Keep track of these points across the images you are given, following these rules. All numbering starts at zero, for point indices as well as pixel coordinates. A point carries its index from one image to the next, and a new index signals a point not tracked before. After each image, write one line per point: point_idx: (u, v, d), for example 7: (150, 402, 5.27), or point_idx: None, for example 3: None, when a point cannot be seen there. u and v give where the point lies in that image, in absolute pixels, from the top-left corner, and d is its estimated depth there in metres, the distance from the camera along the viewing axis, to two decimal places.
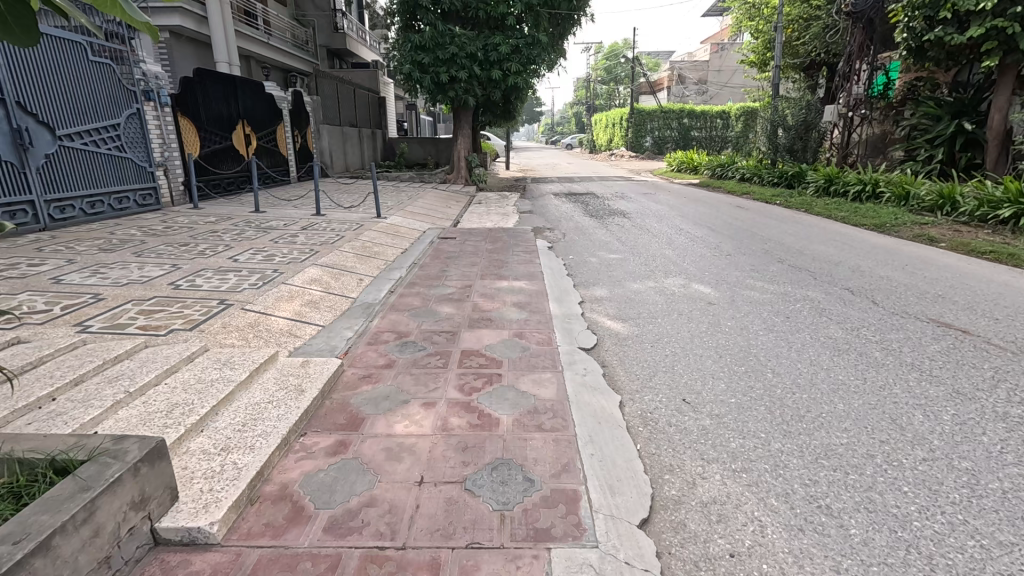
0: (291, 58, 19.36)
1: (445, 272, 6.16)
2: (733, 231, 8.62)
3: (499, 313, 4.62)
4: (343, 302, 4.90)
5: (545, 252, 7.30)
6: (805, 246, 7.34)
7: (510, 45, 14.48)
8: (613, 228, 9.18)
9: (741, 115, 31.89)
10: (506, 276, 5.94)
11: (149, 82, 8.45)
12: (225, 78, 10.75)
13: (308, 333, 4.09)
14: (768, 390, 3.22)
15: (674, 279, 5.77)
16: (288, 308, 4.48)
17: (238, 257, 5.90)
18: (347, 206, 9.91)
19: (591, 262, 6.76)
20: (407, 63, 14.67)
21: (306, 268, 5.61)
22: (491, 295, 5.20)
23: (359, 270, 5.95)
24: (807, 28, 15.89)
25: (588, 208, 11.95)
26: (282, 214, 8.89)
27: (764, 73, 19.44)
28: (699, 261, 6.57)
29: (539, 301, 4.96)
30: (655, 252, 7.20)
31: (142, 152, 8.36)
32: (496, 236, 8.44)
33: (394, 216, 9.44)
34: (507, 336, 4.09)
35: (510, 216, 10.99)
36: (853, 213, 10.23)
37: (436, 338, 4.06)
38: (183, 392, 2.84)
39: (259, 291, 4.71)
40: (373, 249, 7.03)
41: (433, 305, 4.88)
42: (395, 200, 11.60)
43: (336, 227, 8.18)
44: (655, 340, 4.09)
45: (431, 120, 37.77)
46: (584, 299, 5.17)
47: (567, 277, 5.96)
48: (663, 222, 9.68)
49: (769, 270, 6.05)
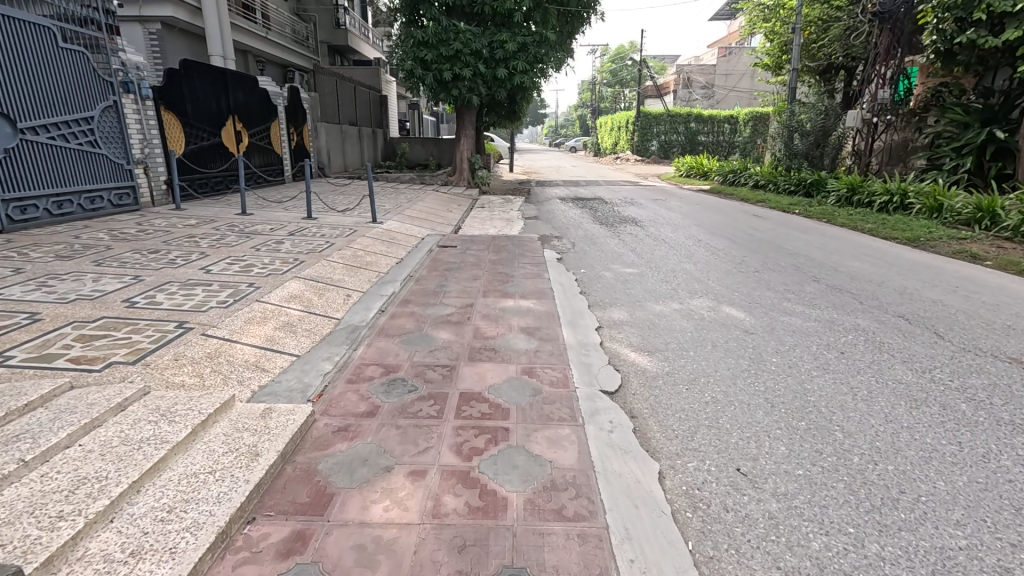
0: (290, 54, 18.79)
1: (444, 286, 5.52)
2: (756, 243, 7.97)
3: (504, 342, 3.97)
4: (325, 324, 4.26)
5: (554, 264, 6.67)
6: (839, 263, 6.70)
7: (516, 42, 13.84)
8: (625, 238, 8.53)
9: (749, 120, 31.28)
10: (512, 293, 5.31)
11: (128, 72, 7.86)
12: (214, 70, 10.12)
13: (278, 366, 3.44)
14: (843, 459, 2.58)
15: (700, 300, 5.14)
16: (259, 333, 3.84)
17: (211, 267, 5.26)
18: (342, 210, 9.29)
19: (605, 277, 6.12)
20: (409, 59, 14.07)
21: (286, 281, 4.97)
22: (495, 316, 4.56)
23: (347, 283, 5.32)
24: (827, 30, 15.26)
25: (597, 215, 11.30)
26: (270, 217, 8.26)
27: (778, 77, 18.83)
28: (726, 279, 5.93)
29: (550, 327, 4.31)
30: (675, 266, 6.56)
31: (119, 148, 7.74)
32: (500, 245, 7.81)
33: (391, 221, 8.82)
34: (515, 373, 3.45)
35: (514, 222, 10.37)
36: (880, 225, 9.60)
37: (430, 375, 3.41)
38: (98, 460, 2.19)
39: (227, 311, 4.06)
40: (365, 258, 6.40)
41: (428, 329, 4.25)
42: (393, 203, 10.98)
43: (327, 233, 7.55)
44: (691, 380, 3.45)
45: (434, 120, 37.17)
46: (601, 323, 4.53)
47: (580, 296, 5.32)
48: (679, 231, 9.04)
49: (806, 291, 5.41)
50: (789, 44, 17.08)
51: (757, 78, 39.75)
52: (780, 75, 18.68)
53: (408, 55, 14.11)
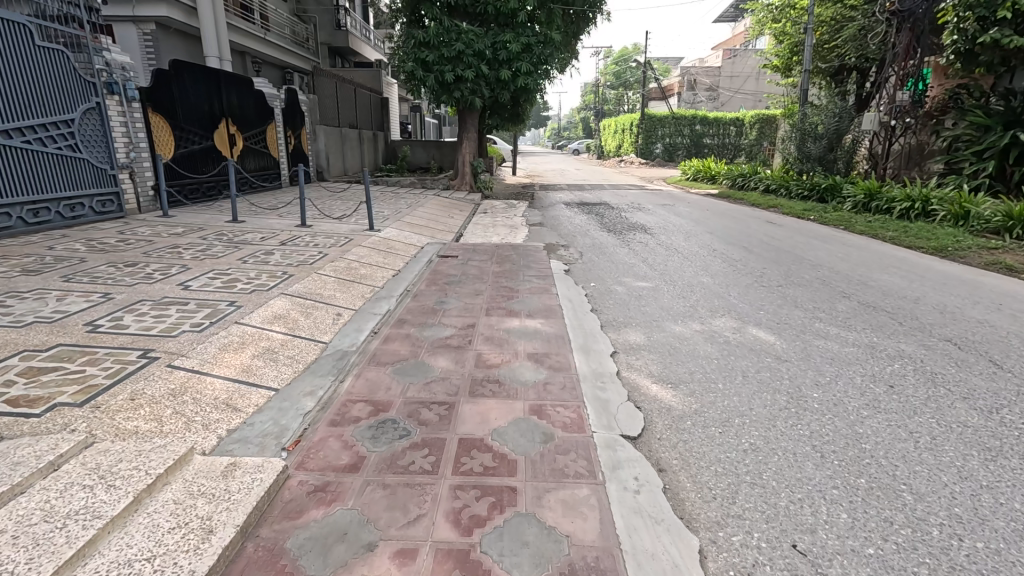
0: (289, 55, 18.46)
1: (443, 303, 5.10)
2: (775, 253, 7.53)
3: (510, 372, 3.54)
4: (311, 349, 3.84)
5: (561, 277, 6.24)
6: (866, 276, 6.25)
7: (520, 43, 13.43)
8: (635, 247, 8.08)
9: (755, 123, 30.76)
10: (518, 311, 4.89)
11: (113, 73, 7.47)
12: (207, 70, 9.76)
13: (252, 404, 3.02)
14: (921, 534, 2.14)
15: (725, 321, 4.69)
16: (234, 362, 3.41)
17: (190, 283, 4.85)
18: (338, 216, 8.88)
19: (618, 292, 5.68)
20: (410, 60, 13.70)
21: (270, 299, 4.56)
22: (499, 340, 4.13)
23: (338, 301, 4.90)
24: (840, 31, 14.78)
25: (604, 221, 10.86)
26: (262, 225, 7.86)
27: (789, 79, 18.34)
28: (748, 295, 5.49)
29: (561, 353, 3.88)
30: (691, 280, 6.12)
31: (102, 152, 7.35)
32: (503, 254, 7.39)
33: (389, 229, 8.41)
34: (522, 413, 3.01)
35: (519, 229, 9.95)
36: (902, 233, 9.14)
37: (425, 416, 2.98)
38: (7, 545, 1.76)
39: (201, 336, 3.65)
40: (360, 271, 5.99)
41: (425, 355, 3.82)
42: (392, 210, 10.57)
43: (320, 242, 7.14)
44: (723, 422, 3.02)
45: (435, 122, 36.77)
46: (617, 348, 4.10)
47: (591, 314, 4.89)
48: (691, 240, 8.61)
49: (837, 310, 4.97)
50: (800, 45, 16.59)
51: (762, 80, 39.26)
52: (791, 77, 18.19)
53: (408, 56, 13.71)
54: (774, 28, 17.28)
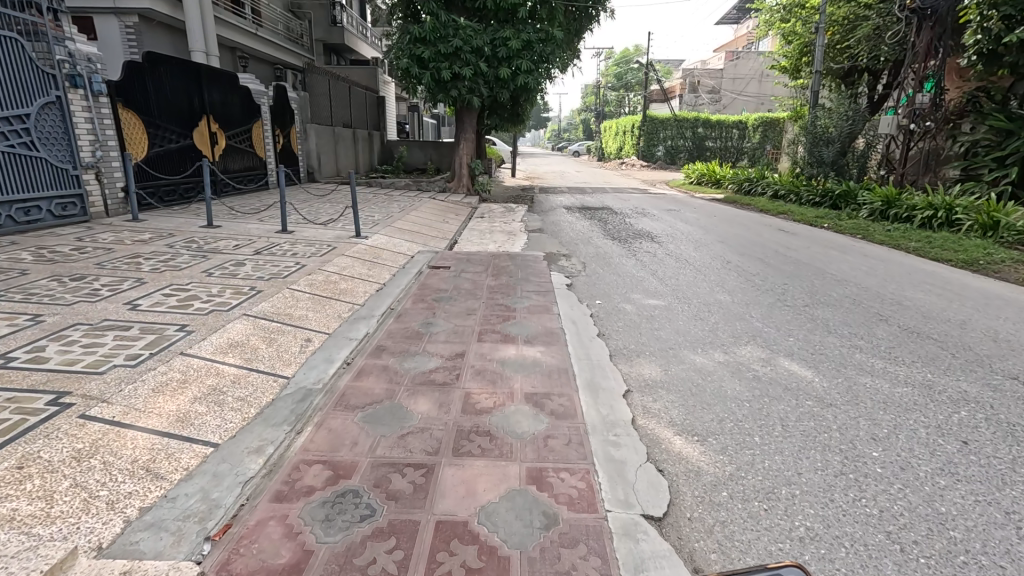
0: (282, 52, 17.89)
1: (430, 324, 4.51)
2: (794, 266, 6.95)
3: (503, 420, 2.94)
4: (268, 387, 3.24)
5: (563, 292, 5.66)
6: (901, 294, 5.66)
7: (521, 39, 12.85)
8: (642, 258, 7.50)
9: (759, 126, 30.16)
10: (515, 335, 4.30)
11: (77, 64, 6.87)
12: (187, 63, 9.18)
13: (181, 466, 2.42)
14: None
15: (751, 350, 4.10)
16: (167, 409, 2.80)
17: (140, 301, 4.25)
18: (324, 222, 8.30)
19: (627, 311, 5.09)
20: (406, 57, 13.12)
21: (229, 323, 3.97)
22: (491, 374, 3.54)
23: (310, 323, 4.30)
24: (852, 31, 14.21)
25: (608, 228, 10.28)
26: (239, 232, 7.28)
27: (798, 81, 17.77)
28: (773, 316, 4.91)
29: (564, 393, 3.28)
30: (707, 297, 5.53)
31: (63, 150, 6.76)
32: (501, 265, 6.81)
33: (378, 236, 7.83)
34: (518, 482, 2.41)
35: (517, 235, 9.37)
36: (926, 244, 8.58)
37: (395, 486, 2.38)
38: None
39: (134, 372, 3.06)
40: (339, 284, 5.39)
41: (403, 396, 3.22)
42: (384, 214, 9.98)
43: (300, 251, 6.55)
44: (768, 495, 2.42)
45: (434, 122, 36.16)
46: (630, 385, 3.52)
47: (598, 340, 4.30)
48: (701, 249, 8.03)
49: (876, 337, 4.38)
50: (811, 45, 16.00)
51: (764, 83, 38.82)
52: (800, 78, 17.62)
53: (404, 52, 13.13)
54: (783, 28, 16.70)
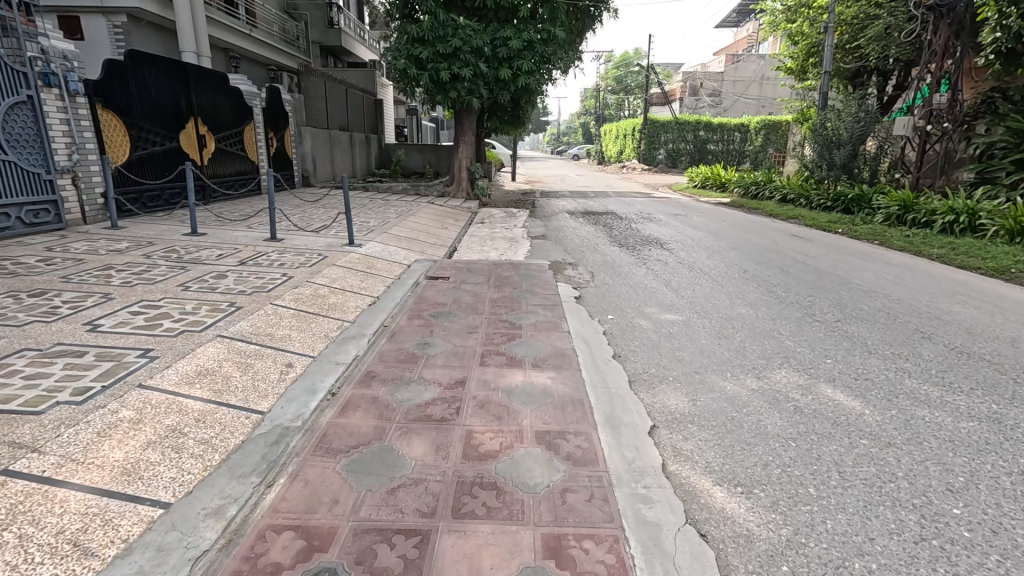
0: (277, 54, 17.50)
1: (428, 345, 4.07)
2: (817, 275, 6.52)
3: (512, 470, 2.49)
4: (238, 425, 2.78)
5: (572, 306, 5.21)
6: (938, 307, 5.22)
7: (522, 39, 12.46)
8: (653, 266, 7.06)
9: (762, 129, 29.80)
10: (521, 358, 3.86)
11: (50, 62, 6.44)
12: (172, 62, 8.76)
13: (117, 538, 1.97)
14: None
15: (786, 376, 3.65)
16: (111, 459, 2.35)
17: (103, 321, 3.80)
18: (315, 229, 7.86)
19: (642, 328, 4.65)
20: (403, 57, 12.71)
21: (200, 347, 3.51)
22: (497, 407, 3.10)
23: (293, 345, 3.86)
24: (863, 30, 13.81)
25: (614, 234, 9.84)
26: (225, 240, 6.83)
27: (805, 82, 17.36)
28: (805, 334, 4.46)
29: (581, 433, 2.84)
30: (728, 311, 5.09)
31: (35, 153, 6.32)
32: (504, 275, 6.38)
33: (373, 244, 7.40)
34: (533, 557, 1.96)
35: (519, 242, 8.94)
36: (950, 251, 8.16)
37: (382, 563, 1.93)
38: None
39: (79, 413, 2.61)
40: (328, 298, 4.95)
41: (394, 437, 2.77)
42: (380, 220, 9.54)
43: (289, 260, 6.11)
44: (838, 570, 1.97)
45: (433, 126, 35.75)
46: (654, 420, 3.07)
47: (614, 363, 3.86)
48: (715, 257, 7.60)
49: (923, 359, 3.93)
50: (819, 45, 15.60)
51: (766, 86, 38.49)
52: (807, 80, 17.20)
53: (401, 52, 12.73)
54: (789, 28, 16.33)
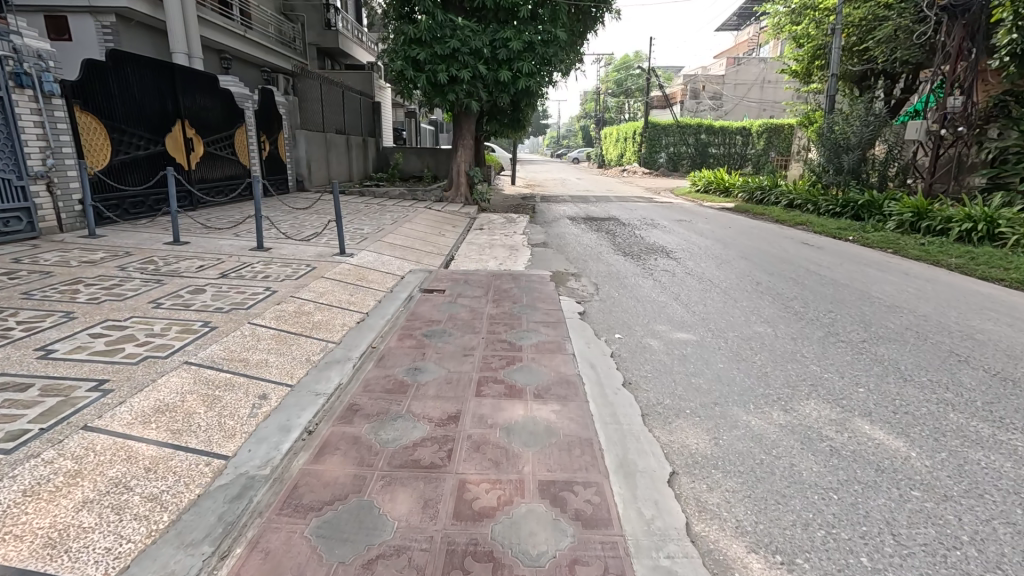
0: (273, 56, 17.19)
1: (419, 370, 3.70)
2: (835, 289, 6.16)
3: (512, 534, 2.12)
4: (195, 475, 2.41)
5: (576, 323, 4.85)
6: (969, 325, 4.87)
7: (522, 40, 12.13)
8: (661, 277, 6.71)
9: (764, 132, 29.49)
10: (522, 386, 3.49)
11: (23, 61, 6.09)
12: (158, 63, 8.41)
13: None
14: None
15: (816, 409, 3.28)
16: (34, 527, 1.98)
17: (57, 345, 3.44)
18: (306, 238, 7.50)
19: (653, 350, 4.28)
20: (400, 59, 12.39)
21: (161, 377, 3.14)
22: (494, 450, 2.73)
23: (270, 372, 3.49)
24: (871, 32, 13.48)
25: (617, 241, 9.49)
26: (208, 249, 6.48)
27: (811, 84, 17.02)
28: (830, 358, 4.09)
29: (592, 485, 2.46)
30: (745, 329, 4.72)
31: (6, 158, 5.96)
32: (503, 287, 6.02)
33: (366, 254, 7.05)
34: None
35: (520, 250, 8.58)
36: (969, 260, 7.81)
37: None
38: None
39: (5, 467, 2.24)
40: (314, 316, 4.59)
41: (375, 490, 2.39)
42: (374, 227, 9.19)
43: (275, 272, 5.76)
44: None
45: (432, 129, 35.43)
46: (673, 464, 2.70)
47: (624, 392, 3.49)
48: (724, 267, 7.25)
49: (965, 388, 3.57)
50: (825, 47, 15.27)
51: (767, 89, 38.14)
52: (813, 82, 16.87)
53: (398, 53, 12.38)
54: (794, 30, 16.02)
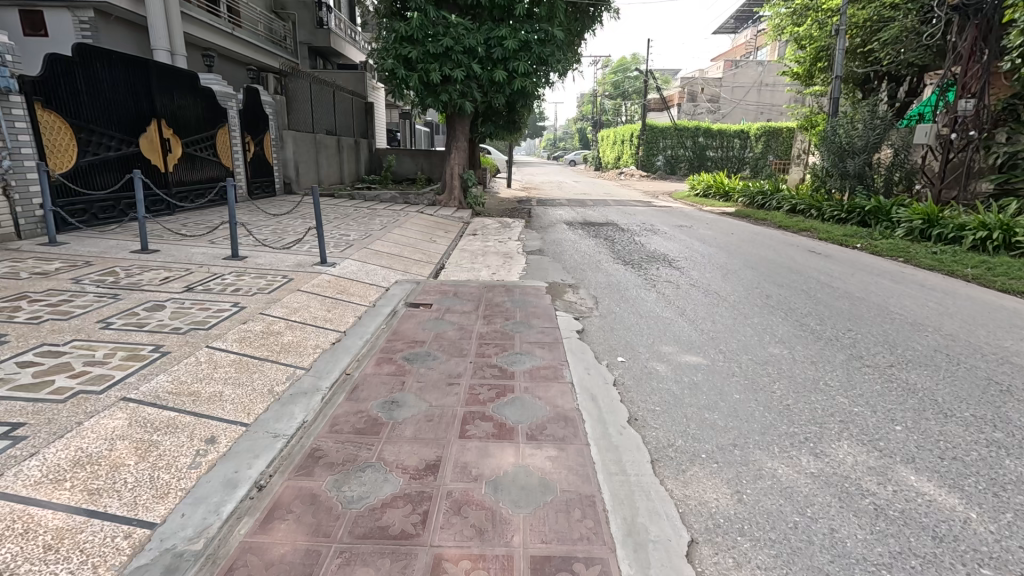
0: (261, 54, 16.70)
1: (395, 405, 3.25)
2: (851, 303, 5.76)
3: None
4: (107, 555, 1.95)
5: (575, 344, 4.41)
6: (1003, 347, 4.46)
7: (518, 39, 11.72)
8: (664, 290, 6.29)
9: (762, 136, 29.21)
10: (514, 425, 3.05)
11: None
12: (132, 59, 7.93)
13: None
14: None
15: (851, 454, 2.85)
16: None
17: None
18: (286, 245, 7.05)
19: (660, 377, 3.85)
20: (391, 57, 11.96)
21: (89, 419, 2.68)
22: (478, 514, 2.28)
23: (224, 407, 3.04)
24: (877, 33, 13.12)
25: (616, 248, 9.08)
26: (178, 259, 6.02)
27: (814, 87, 16.67)
28: (858, 387, 3.66)
29: (596, 563, 2.02)
30: (760, 352, 4.30)
31: None
32: (495, 301, 5.58)
33: (349, 263, 6.60)
34: None
35: (514, 259, 8.15)
36: (986, 271, 7.44)
37: None
38: None
39: None
40: (285, 336, 4.15)
41: (330, 572, 1.94)
42: (362, 233, 8.74)
43: (247, 285, 5.30)
44: None
45: (427, 130, 34.99)
46: (691, 530, 2.26)
47: (630, 431, 3.05)
48: (730, 279, 6.84)
49: (1015, 425, 3.15)
50: (829, 49, 14.91)
51: (765, 92, 37.94)
52: (815, 85, 16.52)
53: (388, 51, 11.96)
54: (796, 31, 15.69)
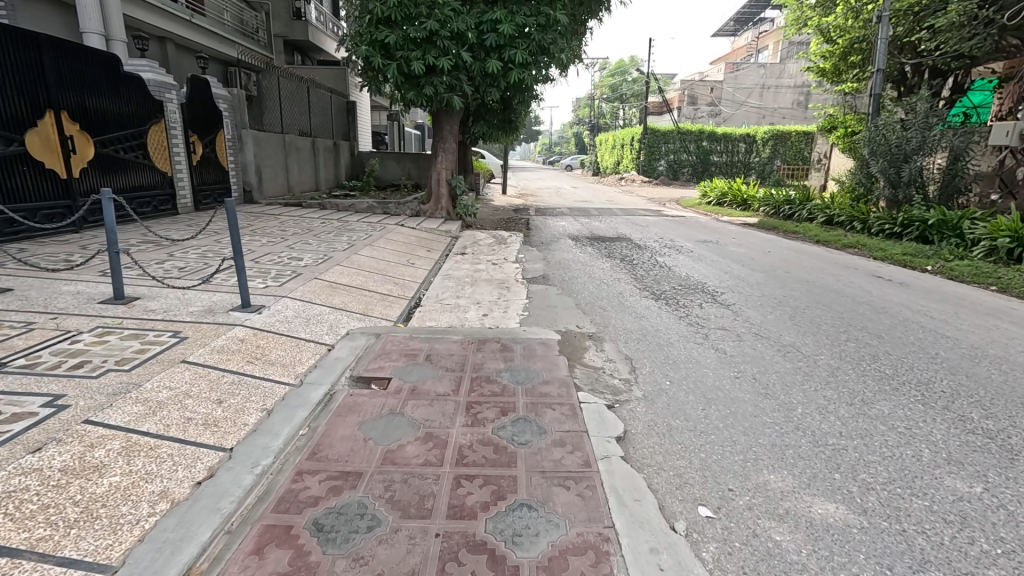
0: (226, 44, 14.85)
1: None
2: (1003, 372, 3.96)
3: None
4: None
5: (624, 479, 2.58)
6: None
7: (515, 23, 9.95)
8: (724, 344, 4.51)
9: (769, 139, 27.57)
10: None
11: None
12: (14, 31, 6.13)
13: None
14: None
15: None
16: None
17: None
18: (203, 279, 5.25)
19: (794, 568, 2.05)
20: (365, 43, 10.20)
21: None
22: None
23: None
24: (928, 19, 11.41)
25: (639, 273, 7.32)
26: (28, 304, 4.20)
27: (843, 84, 14.95)
28: None
29: None
30: (939, 494, 2.51)
31: None
32: (485, 370, 3.77)
33: (288, 305, 4.82)
34: None
35: (511, 289, 6.34)
36: None
37: None
38: None
39: None
40: (107, 476, 2.32)
41: None
42: (319, 256, 6.92)
43: (103, 351, 3.48)
44: None
45: (417, 133, 33.27)
46: None
47: None
48: (806, 324, 5.06)
49: None
50: (865, 40, 13.23)
51: (771, 93, 36.13)
52: (845, 81, 14.87)
53: (363, 36, 10.20)
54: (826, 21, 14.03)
